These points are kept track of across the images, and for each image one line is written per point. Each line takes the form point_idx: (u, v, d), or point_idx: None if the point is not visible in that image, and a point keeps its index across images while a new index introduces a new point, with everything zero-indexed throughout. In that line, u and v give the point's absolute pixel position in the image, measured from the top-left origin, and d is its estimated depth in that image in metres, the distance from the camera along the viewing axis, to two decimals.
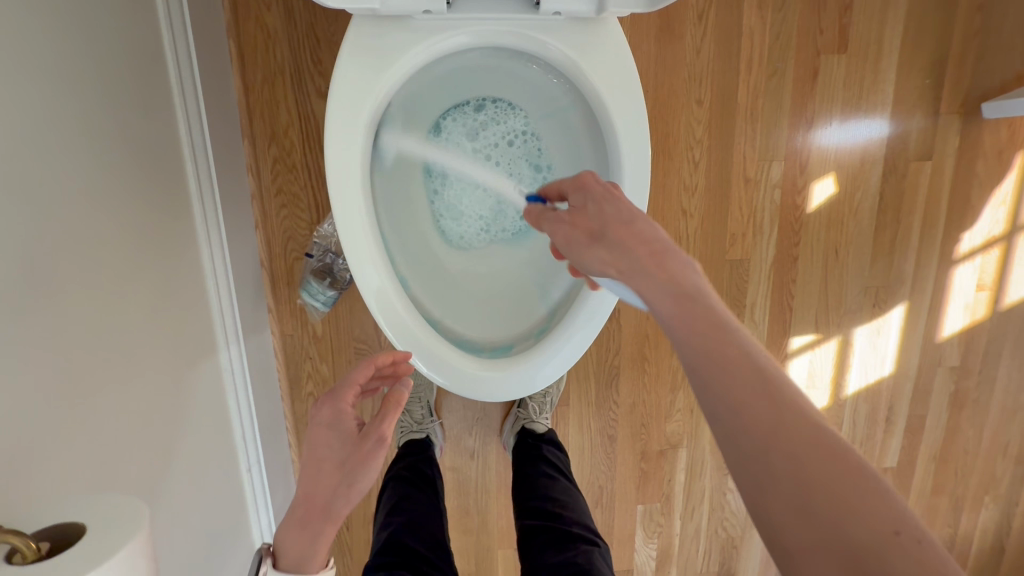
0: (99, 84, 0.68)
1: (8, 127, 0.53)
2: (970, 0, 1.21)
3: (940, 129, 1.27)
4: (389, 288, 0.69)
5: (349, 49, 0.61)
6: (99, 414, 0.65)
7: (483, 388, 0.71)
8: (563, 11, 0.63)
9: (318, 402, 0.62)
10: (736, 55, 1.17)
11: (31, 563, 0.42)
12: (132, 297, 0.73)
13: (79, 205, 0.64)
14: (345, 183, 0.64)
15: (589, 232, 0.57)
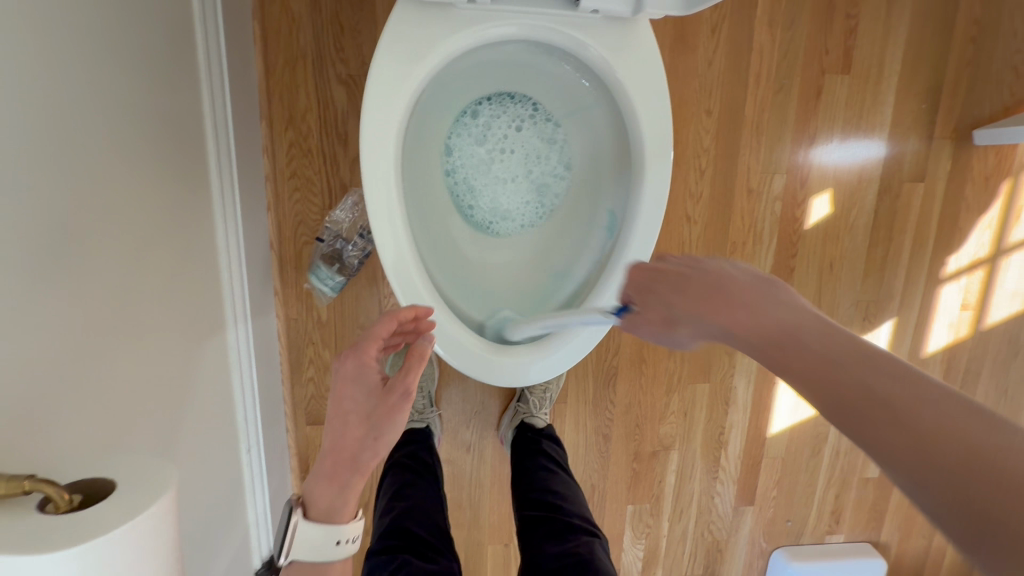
0: (131, 54, 0.69)
1: (44, 89, 0.54)
2: (966, 32, 1.27)
3: (933, 152, 1.32)
4: (417, 282, 0.69)
5: (385, 45, 0.63)
6: (115, 377, 0.65)
7: (516, 376, 0.73)
8: (601, 10, 0.65)
9: (341, 357, 0.65)
10: (745, 70, 1.22)
11: (63, 513, 0.42)
12: (148, 264, 0.73)
13: (105, 167, 0.64)
14: (379, 176, 0.65)
15: (660, 317, 0.59)
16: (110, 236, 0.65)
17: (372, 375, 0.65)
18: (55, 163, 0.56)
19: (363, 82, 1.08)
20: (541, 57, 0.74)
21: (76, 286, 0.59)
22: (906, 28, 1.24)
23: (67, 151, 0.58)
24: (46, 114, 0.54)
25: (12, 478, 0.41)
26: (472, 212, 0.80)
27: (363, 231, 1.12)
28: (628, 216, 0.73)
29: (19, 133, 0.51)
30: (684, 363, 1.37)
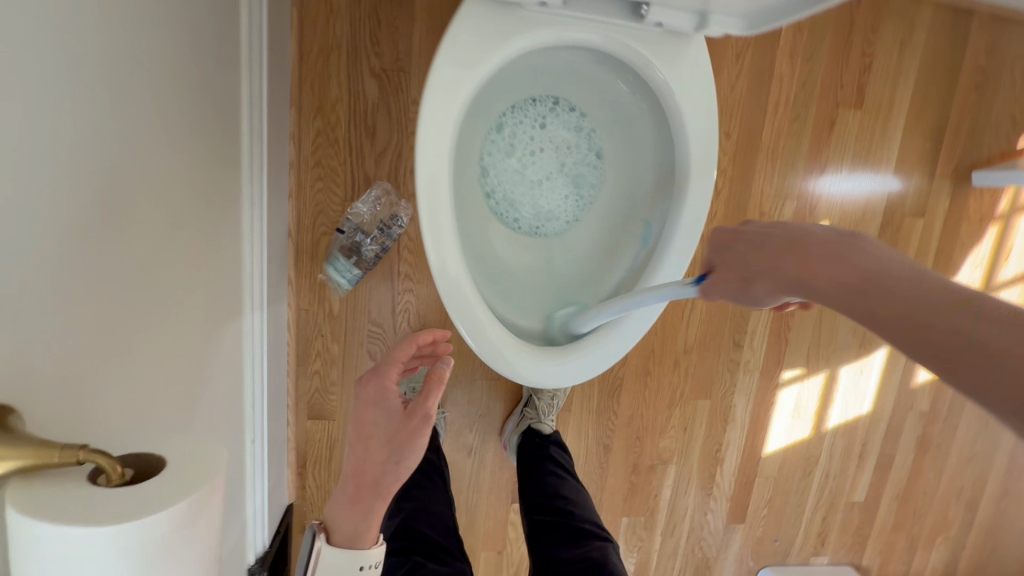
0: (185, 28, 0.68)
1: (105, 52, 0.53)
2: (971, 78, 1.33)
3: (933, 190, 1.38)
4: (467, 293, 0.69)
5: (443, 57, 0.63)
6: (144, 355, 0.63)
7: (570, 376, 0.74)
8: (664, 24, 0.64)
9: (364, 381, 0.68)
10: (765, 97, 1.26)
11: (116, 487, 0.41)
12: (182, 243, 0.71)
13: (151, 138, 0.63)
14: (435, 186, 0.65)
15: (739, 276, 0.62)
16: (152, 209, 0.64)
17: (391, 398, 0.67)
18: (104, 129, 0.54)
19: (396, 77, 1.08)
20: (575, 56, 0.73)
21: (116, 256, 0.57)
22: (916, 69, 1.30)
23: (118, 118, 0.56)
24: (103, 78, 0.53)
25: (65, 447, 0.39)
26: (510, 216, 0.80)
27: (384, 225, 1.12)
28: (671, 218, 0.74)
29: (77, 94, 0.49)
30: (688, 379, 1.39)
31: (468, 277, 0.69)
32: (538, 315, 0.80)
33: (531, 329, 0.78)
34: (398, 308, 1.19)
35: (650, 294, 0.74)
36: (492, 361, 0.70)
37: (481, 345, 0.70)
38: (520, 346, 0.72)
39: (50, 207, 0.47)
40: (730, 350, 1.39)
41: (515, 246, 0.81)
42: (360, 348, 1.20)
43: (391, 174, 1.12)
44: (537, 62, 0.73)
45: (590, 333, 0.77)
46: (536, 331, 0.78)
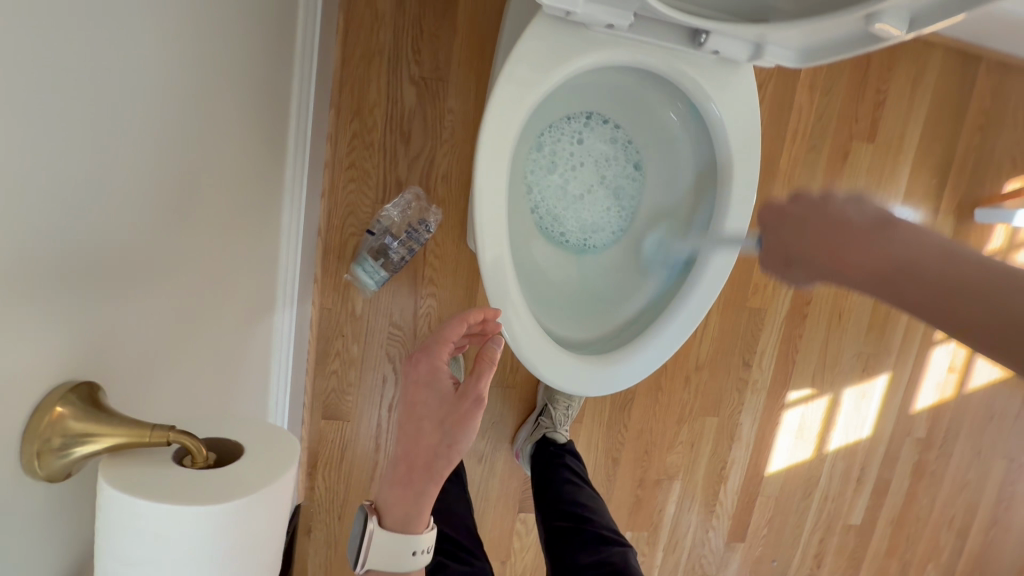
0: (254, 27, 0.70)
1: (195, 47, 0.55)
2: (976, 120, 1.40)
3: (937, 224, 1.44)
4: (517, 307, 0.73)
5: (503, 82, 0.65)
6: (198, 341, 0.63)
7: (617, 383, 0.78)
8: (721, 53, 0.66)
9: (415, 360, 0.69)
10: (784, 126, 1.31)
11: (201, 469, 0.41)
12: (235, 233, 0.72)
13: (220, 130, 0.64)
14: (492, 202, 0.68)
15: (781, 263, 0.64)
16: (215, 198, 0.65)
17: (443, 379, 0.68)
18: (187, 118, 0.55)
19: (434, 85, 1.10)
20: (617, 76, 0.76)
21: (187, 243, 0.58)
22: (925, 109, 1.36)
23: (199, 108, 0.58)
24: (192, 69, 0.55)
25: (156, 427, 0.40)
26: (553, 230, 0.82)
27: (412, 229, 1.13)
28: (711, 232, 0.77)
29: (174, 86, 0.52)
30: (697, 395, 1.41)
31: (517, 291, 0.72)
32: (581, 324, 0.83)
33: (575, 338, 0.82)
34: (419, 312, 1.20)
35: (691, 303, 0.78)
36: (542, 373, 0.74)
37: (530, 357, 0.73)
38: (568, 357, 0.75)
39: (144, 192, 0.48)
40: (739, 369, 1.42)
41: (560, 257, 0.83)
42: (379, 350, 1.21)
43: (422, 179, 1.14)
44: (582, 83, 0.76)
45: (634, 339, 0.80)
46: (580, 340, 0.82)
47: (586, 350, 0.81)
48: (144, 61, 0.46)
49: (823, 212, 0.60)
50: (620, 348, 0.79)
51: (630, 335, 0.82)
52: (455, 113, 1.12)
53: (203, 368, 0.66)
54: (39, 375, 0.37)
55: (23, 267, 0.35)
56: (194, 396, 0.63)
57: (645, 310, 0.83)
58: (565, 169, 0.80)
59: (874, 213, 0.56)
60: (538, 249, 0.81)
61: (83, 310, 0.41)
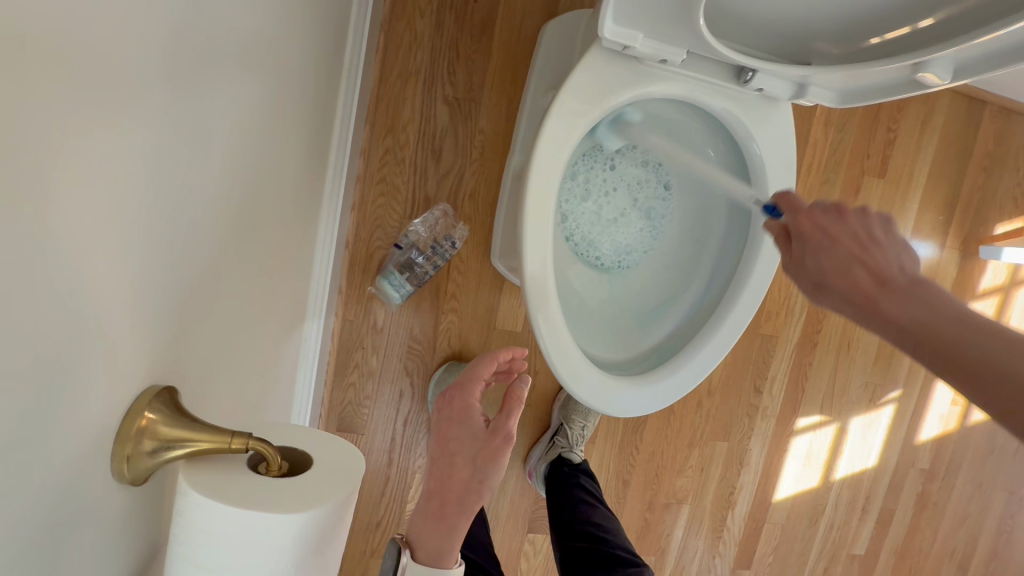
0: (313, 45, 0.73)
1: (265, 64, 0.57)
2: (981, 161, 1.45)
3: (944, 259, 1.48)
4: (562, 332, 0.73)
5: (555, 111, 0.68)
6: (247, 349, 0.64)
7: (656, 402, 0.79)
8: (764, 90, 0.70)
9: (449, 396, 0.72)
10: (800, 159, 1.35)
11: (275, 477, 0.41)
12: (282, 244, 0.73)
13: (279, 144, 0.66)
14: (538, 224, 0.70)
15: (809, 283, 0.62)
16: (270, 209, 0.67)
17: (475, 416, 0.70)
18: (254, 130, 0.57)
19: (467, 105, 1.13)
20: (657, 106, 0.78)
21: (244, 252, 0.59)
22: (934, 148, 1.41)
23: (263, 121, 0.59)
24: (261, 85, 0.57)
25: (236, 433, 0.40)
26: (588, 254, 0.85)
27: (439, 245, 1.14)
28: (745, 259, 0.81)
29: (245, 100, 0.53)
30: (709, 420, 1.42)
31: (559, 316, 0.73)
32: (614, 344, 0.85)
33: (610, 359, 0.84)
34: (440, 326, 1.21)
35: (720, 329, 0.81)
36: (585, 396, 0.75)
37: (574, 381, 0.74)
38: (609, 379, 0.77)
39: (214, 201, 0.49)
40: (749, 394, 1.43)
41: (595, 280, 0.85)
42: (398, 363, 1.21)
43: (450, 197, 1.16)
44: (619, 113, 0.78)
45: (669, 359, 0.82)
46: (615, 360, 0.84)
47: (621, 371, 0.83)
48: (226, 76, 0.48)
49: (862, 240, 0.60)
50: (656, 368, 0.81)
51: (664, 356, 0.84)
52: (486, 133, 1.15)
53: (249, 376, 0.66)
54: (127, 378, 0.38)
55: (124, 272, 0.36)
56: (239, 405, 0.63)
57: (677, 330, 0.86)
58: (600, 195, 0.83)
59: (905, 270, 0.58)
60: (573, 271, 0.83)
61: (163, 315, 0.42)
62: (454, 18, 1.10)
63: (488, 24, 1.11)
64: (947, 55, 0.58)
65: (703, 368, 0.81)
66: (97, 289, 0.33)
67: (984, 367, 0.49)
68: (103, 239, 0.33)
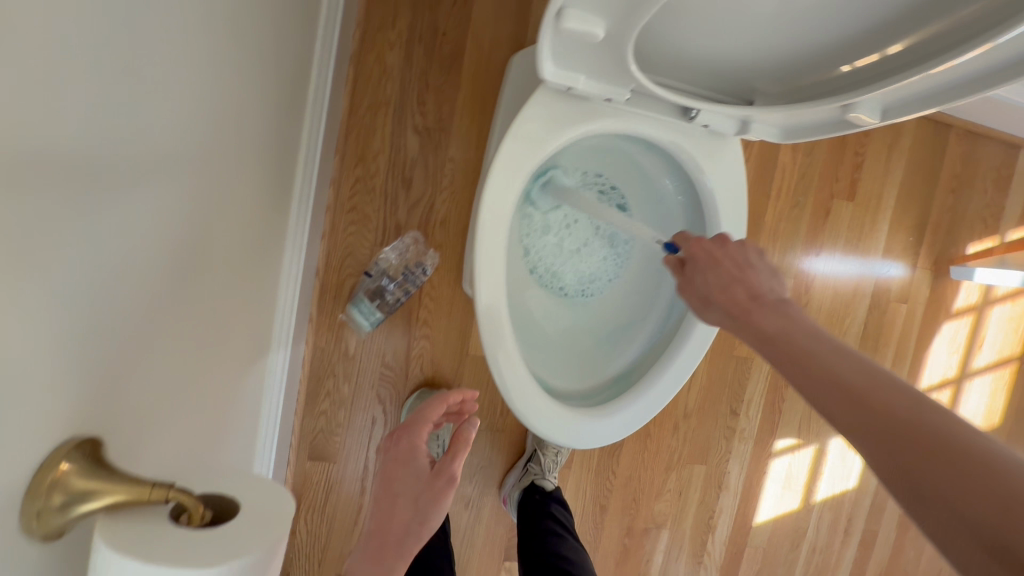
0: (270, 84, 0.74)
1: (214, 108, 0.58)
2: (949, 182, 1.47)
3: (915, 279, 1.49)
4: (516, 366, 0.74)
5: (504, 152, 0.70)
6: (197, 386, 0.64)
7: (615, 433, 0.80)
8: (710, 126, 0.72)
9: (399, 438, 0.80)
10: (769, 184, 1.37)
11: (198, 528, 0.41)
12: (238, 281, 0.74)
13: (233, 185, 0.68)
14: (490, 261, 0.72)
15: (697, 299, 0.67)
16: (223, 247, 0.68)
17: (420, 458, 0.77)
18: (201, 172, 0.58)
19: (437, 135, 1.15)
20: (613, 142, 0.80)
21: (193, 288, 0.60)
22: (901, 171, 1.44)
23: (212, 162, 0.60)
24: (209, 128, 0.58)
25: (156, 484, 0.40)
26: (552, 284, 0.85)
27: (409, 272, 1.15)
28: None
29: (189, 144, 0.54)
30: (686, 442, 1.42)
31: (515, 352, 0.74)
32: (578, 374, 0.85)
33: (573, 388, 0.84)
34: (412, 352, 1.21)
35: (680, 358, 0.81)
36: (542, 430, 0.76)
37: (529, 416, 0.75)
38: (568, 412, 0.78)
39: (150, 248, 0.50)
40: (726, 417, 1.43)
41: (560, 309, 0.86)
42: (371, 390, 1.21)
43: (421, 224, 1.17)
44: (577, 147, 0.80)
45: (630, 389, 0.83)
46: (579, 390, 0.85)
47: (583, 400, 0.84)
48: (165, 126, 0.49)
49: (740, 264, 0.66)
50: (616, 398, 0.82)
51: (627, 385, 0.85)
52: (455, 161, 1.16)
53: (201, 412, 0.67)
54: (47, 431, 0.38)
55: (44, 328, 0.36)
56: (188, 443, 0.64)
57: (641, 358, 0.87)
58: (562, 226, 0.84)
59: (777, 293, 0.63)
60: (536, 303, 0.84)
61: (92, 364, 0.42)
62: (423, 51, 1.12)
63: (457, 55, 1.13)
64: (873, 98, 0.61)
65: (663, 397, 0.82)
66: (14, 349, 0.34)
67: (828, 373, 0.52)
68: (20, 299, 0.34)
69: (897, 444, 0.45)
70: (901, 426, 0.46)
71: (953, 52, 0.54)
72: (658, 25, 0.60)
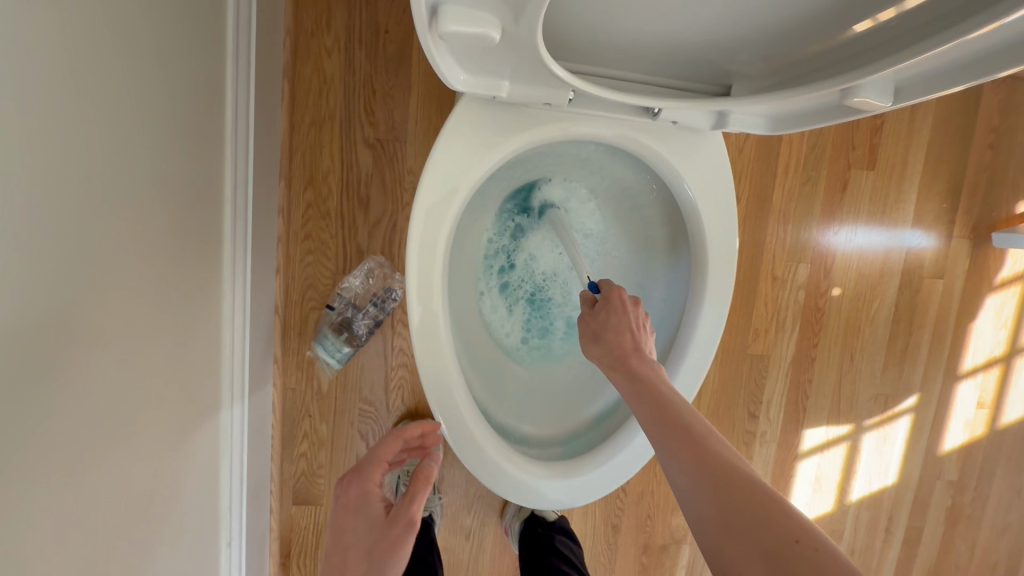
0: (151, 122, 0.65)
1: (43, 165, 0.49)
2: (986, 136, 1.28)
3: (952, 250, 1.32)
4: (468, 422, 0.67)
5: (424, 187, 0.61)
6: (92, 487, 0.58)
7: (597, 487, 0.71)
8: (680, 120, 0.61)
9: (345, 483, 0.68)
10: (774, 162, 1.22)
11: None
12: (141, 357, 0.67)
13: (103, 251, 0.59)
14: (427, 313, 0.64)
15: (589, 334, 0.66)
16: (106, 327, 0.61)
17: (372, 504, 0.66)
18: (34, 243, 0.48)
19: (391, 146, 1.03)
20: (571, 147, 0.70)
21: (61, 390, 0.53)
22: (928, 130, 1.26)
23: (52, 229, 0.51)
24: (38, 195, 0.48)
25: None
26: (523, 326, 0.76)
27: (377, 298, 1.06)
28: (688, 310, 0.71)
29: (9, 221, 0.45)
30: None
31: (469, 409, 0.67)
32: (556, 418, 0.77)
33: (547, 435, 0.76)
34: (391, 384, 1.12)
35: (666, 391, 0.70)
36: (504, 491, 0.68)
37: (488, 474, 0.67)
38: (537, 469, 0.69)
39: None
40: (744, 421, 1.32)
41: (528, 344, 0.77)
42: (350, 428, 1.12)
43: (385, 246, 1.07)
44: (526, 156, 0.70)
45: (612, 434, 0.74)
46: (555, 436, 0.76)
47: (557, 448, 0.76)
48: None
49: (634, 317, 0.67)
50: (596, 447, 0.73)
51: (611, 427, 0.75)
52: (415, 173, 1.05)
53: (105, 513, 0.61)
54: None
55: None
56: (86, 555, 0.57)
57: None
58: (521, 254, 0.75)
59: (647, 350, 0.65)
60: (496, 342, 0.75)
61: None
62: (365, 52, 1.00)
63: (403, 53, 1.01)
64: (879, 78, 0.49)
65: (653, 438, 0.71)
66: None
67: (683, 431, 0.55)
68: None
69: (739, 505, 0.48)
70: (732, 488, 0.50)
71: (975, 21, 0.41)
72: (588, 8, 0.49)
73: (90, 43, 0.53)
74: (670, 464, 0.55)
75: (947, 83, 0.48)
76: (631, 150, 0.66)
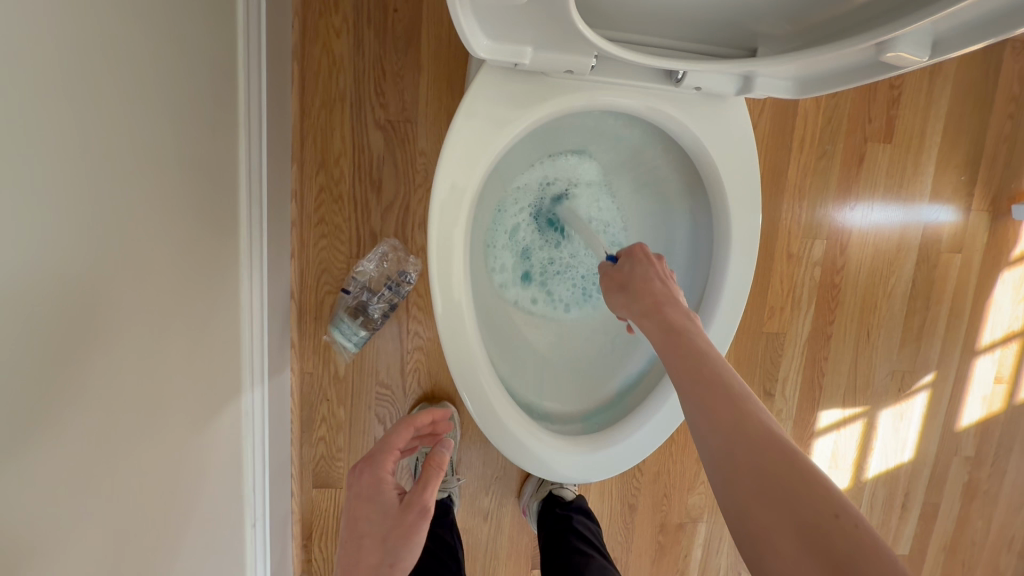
0: (165, 102, 0.64)
1: (61, 143, 0.48)
2: (1006, 106, 1.25)
3: (970, 224, 1.30)
4: (492, 396, 0.67)
5: (443, 164, 0.61)
6: (114, 470, 0.58)
7: (619, 461, 0.71)
8: (703, 86, 0.60)
9: (358, 471, 0.67)
10: (789, 136, 1.20)
11: None
12: (162, 339, 0.67)
13: (123, 232, 0.59)
14: (449, 291, 0.64)
15: (616, 284, 0.66)
16: (127, 309, 0.61)
17: (386, 492, 0.66)
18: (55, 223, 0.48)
19: (402, 127, 1.03)
20: (589, 118, 0.69)
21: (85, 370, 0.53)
22: (946, 102, 1.23)
23: (72, 207, 0.50)
24: (58, 173, 0.48)
25: None
26: (541, 302, 0.76)
27: (391, 281, 1.06)
28: (711, 281, 0.71)
29: (29, 198, 0.44)
30: None
31: (494, 385, 0.67)
32: (575, 394, 0.77)
33: (568, 411, 0.76)
34: (407, 367, 1.12)
35: None
36: (527, 466, 0.68)
37: (512, 449, 0.68)
38: (560, 444, 0.70)
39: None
40: (760, 399, 1.32)
41: (545, 321, 0.76)
42: (368, 412, 1.13)
43: (398, 228, 1.07)
44: (542, 129, 0.70)
45: (634, 408, 0.74)
46: (576, 412, 0.77)
47: (578, 424, 0.76)
48: None
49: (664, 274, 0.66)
50: (617, 423, 0.73)
51: (631, 402, 0.75)
52: (427, 154, 1.04)
53: (132, 493, 0.61)
54: None
55: None
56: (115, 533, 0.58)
57: (647, 368, 0.76)
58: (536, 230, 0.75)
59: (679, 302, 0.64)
60: (514, 319, 0.75)
61: None
62: (375, 32, 0.99)
63: (413, 33, 1.00)
64: (916, 31, 0.48)
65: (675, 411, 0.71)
66: None
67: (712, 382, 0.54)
68: None
69: (760, 462, 0.47)
70: (755, 445, 0.48)
71: None
72: None
73: (103, 20, 0.53)
74: (704, 434, 0.52)
75: (986, 34, 0.47)
76: (652, 120, 0.66)
